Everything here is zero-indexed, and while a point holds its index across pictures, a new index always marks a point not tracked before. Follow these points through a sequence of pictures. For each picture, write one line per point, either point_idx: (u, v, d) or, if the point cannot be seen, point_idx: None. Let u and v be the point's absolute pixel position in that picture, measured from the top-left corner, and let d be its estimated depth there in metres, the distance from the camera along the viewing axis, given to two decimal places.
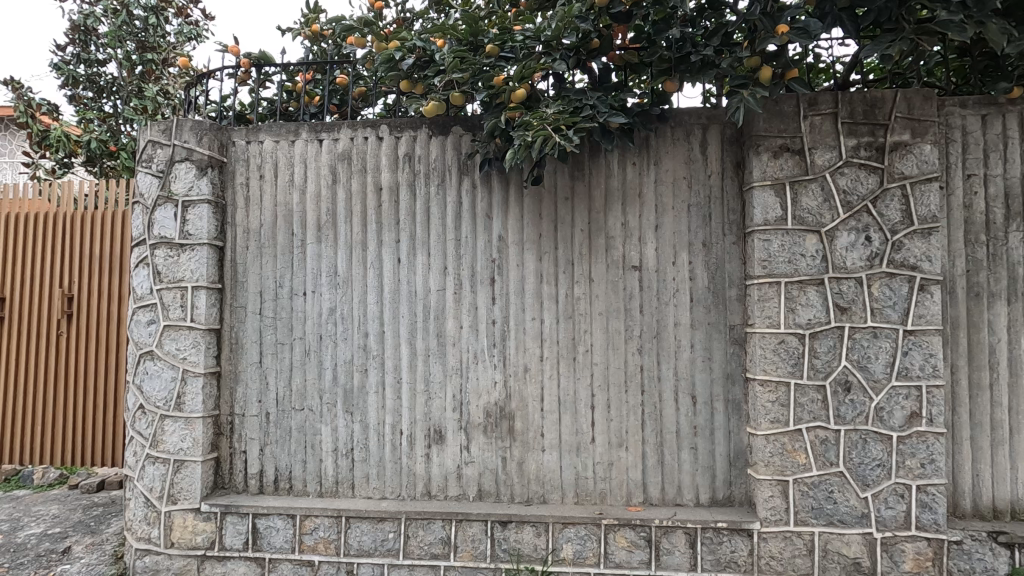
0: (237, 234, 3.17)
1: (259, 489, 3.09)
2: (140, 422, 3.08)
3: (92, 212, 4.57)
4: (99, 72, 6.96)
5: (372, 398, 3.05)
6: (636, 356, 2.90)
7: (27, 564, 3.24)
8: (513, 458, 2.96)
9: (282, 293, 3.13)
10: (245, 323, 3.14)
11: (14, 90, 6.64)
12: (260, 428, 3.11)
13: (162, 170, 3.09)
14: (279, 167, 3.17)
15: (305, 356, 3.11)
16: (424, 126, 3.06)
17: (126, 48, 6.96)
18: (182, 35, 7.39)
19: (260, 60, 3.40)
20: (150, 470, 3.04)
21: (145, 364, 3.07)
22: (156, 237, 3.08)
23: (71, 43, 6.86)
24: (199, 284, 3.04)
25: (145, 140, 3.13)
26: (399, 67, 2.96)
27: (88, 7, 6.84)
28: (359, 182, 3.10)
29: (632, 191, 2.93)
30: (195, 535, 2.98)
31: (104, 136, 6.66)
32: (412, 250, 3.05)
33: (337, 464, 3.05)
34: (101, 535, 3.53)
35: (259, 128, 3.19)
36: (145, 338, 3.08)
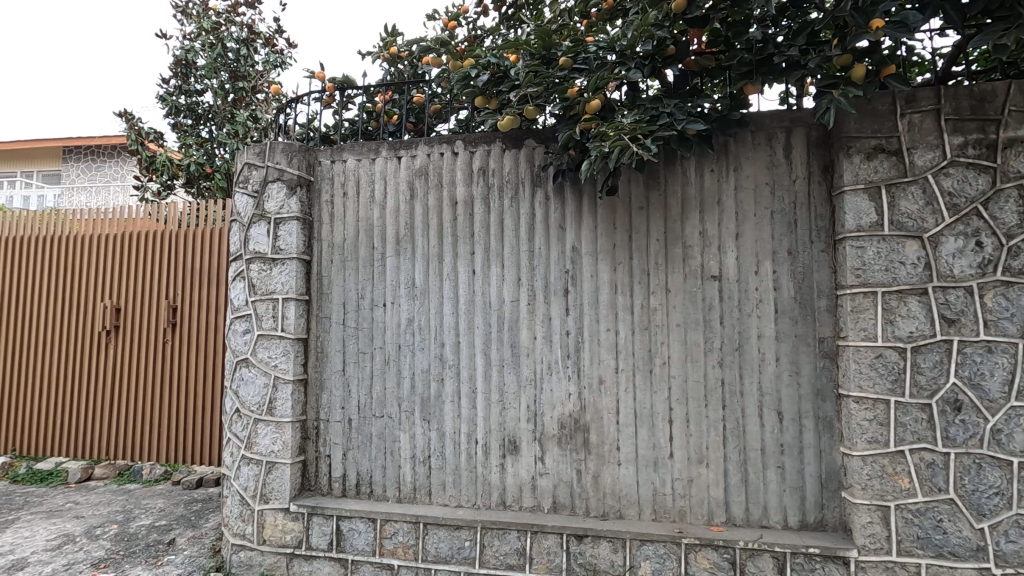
0: (322, 248, 3.34)
1: (341, 493, 3.23)
2: (236, 425, 3.30)
3: (195, 230, 4.99)
4: (197, 102, 7.60)
5: (448, 407, 3.11)
6: (716, 369, 2.80)
7: (139, 552, 3.54)
8: (588, 471, 2.92)
9: (364, 304, 3.27)
10: (330, 332, 3.30)
11: (127, 121, 7.39)
12: (343, 433, 3.25)
13: (256, 191, 3.33)
14: (360, 183, 3.33)
15: (385, 365, 3.22)
16: (498, 140, 3.11)
17: (221, 78, 7.58)
18: (269, 64, 7.96)
19: (344, 84, 3.60)
20: (245, 470, 3.25)
21: (241, 371, 3.30)
22: (251, 252, 3.31)
23: (174, 76, 7.52)
24: (289, 296, 3.24)
25: (242, 163, 3.38)
26: (473, 84, 3.04)
27: (188, 43, 7.51)
28: (436, 197, 3.19)
29: (710, 199, 2.84)
30: (284, 534, 3.15)
31: (201, 159, 7.29)
32: (487, 262, 3.10)
33: (415, 471, 3.14)
34: (201, 529, 3.81)
35: (343, 148, 3.36)
36: (241, 346, 3.31)
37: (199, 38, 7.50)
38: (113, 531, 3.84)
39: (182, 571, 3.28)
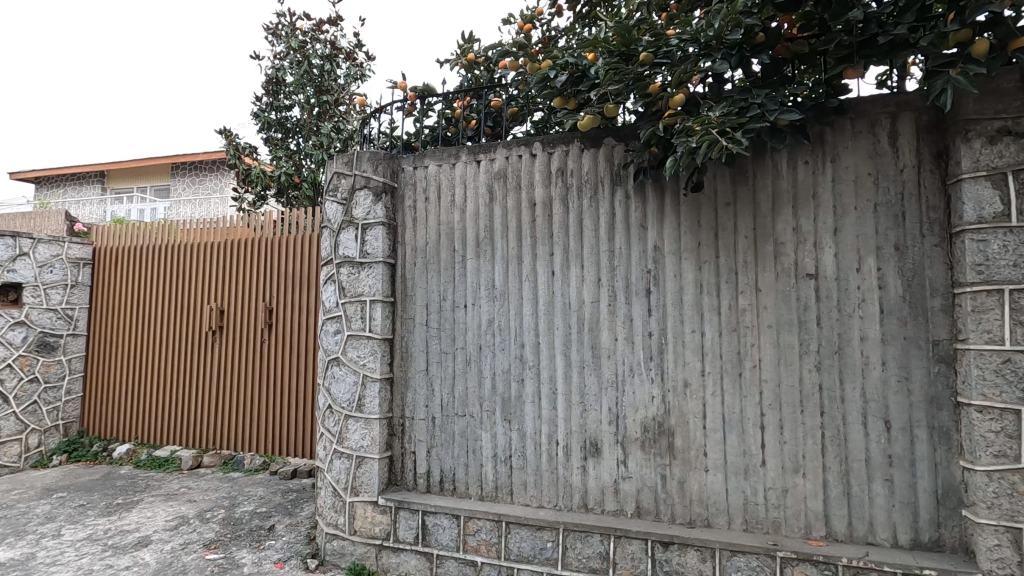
0: (406, 251, 3.47)
1: (426, 489, 3.33)
2: (329, 420, 3.49)
3: (290, 237, 5.32)
4: (286, 116, 8.12)
5: (529, 407, 3.13)
6: (813, 374, 2.64)
7: (244, 535, 3.82)
8: (673, 477, 2.84)
9: (445, 306, 3.35)
10: (414, 333, 3.41)
11: (226, 138, 8.02)
12: (427, 431, 3.35)
13: (345, 198, 3.50)
14: (441, 188, 3.42)
15: (466, 365, 3.29)
16: (576, 140, 3.09)
17: (307, 93, 8.06)
18: (350, 77, 8.37)
19: (425, 92, 3.71)
20: (337, 463, 3.43)
21: (332, 369, 3.49)
22: (341, 256, 3.49)
23: (266, 94, 8.08)
24: (376, 298, 3.38)
25: (332, 172, 3.57)
26: (552, 85, 3.05)
27: (278, 62, 8.05)
28: (514, 199, 3.22)
29: (804, 192, 2.68)
30: (373, 526, 3.29)
31: (290, 170, 7.79)
32: (566, 263, 3.09)
33: (497, 470, 3.18)
34: (297, 517, 4.06)
35: (425, 154, 3.47)
36: (332, 345, 3.50)
37: (288, 56, 8.01)
38: (221, 515, 4.18)
39: (282, 556, 3.51)
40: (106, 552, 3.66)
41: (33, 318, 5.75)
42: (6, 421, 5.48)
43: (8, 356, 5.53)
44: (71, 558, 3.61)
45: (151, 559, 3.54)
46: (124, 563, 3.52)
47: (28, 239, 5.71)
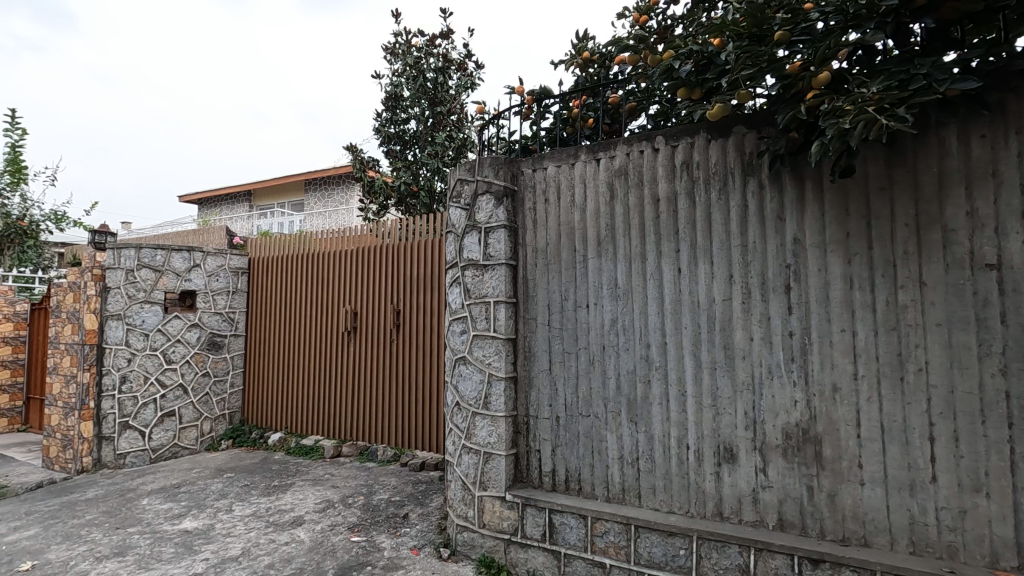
0: (527, 253, 3.53)
1: (551, 487, 3.36)
2: (456, 416, 3.66)
3: (417, 242, 5.62)
4: (404, 129, 8.63)
5: (657, 409, 3.04)
6: (997, 379, 2.28)
7: (382, 521, 4.11)
8: (822, 489, 2.61)
9: (567, 306, 3.36)
10: (536, 332, 3.47)
11: (353, 153, 8.71)
12: (551, 430, 3.38)
13: (468, 203, 3.65)
14: (560, 188, 3.43)
15: (589, 365, 3.27)
16: (702, 131, 2.95)
17: (422, 106, 8.51)
18: (461, 87, 8.70)
19: (542, 95, 3.76)
20: (465, 458, 3.57)
21: (460, 367, 3.65)
22: (466, 259, 3.64)
23: (386, 109, 8.64)
24: (499, 299, 3.48)
25: (456, 179, 3.74)
26: (676, 76, 2.93)
27: (396, 79, 8.57)
28: (636, 196, 3.15)
29: (980, 171, 2.33)
30: (501, 520, 3.38)
31: (409, 179, 8.29)
32: (693, 260, 2.96)
33: (624, 472, 3.12)
34: (428, 508, 4.29)
35: (543, 156, 3.50)
36: (459, 345, 3.66)
37: (404, 73, 8.51)
38: (361, 501, 4.54)
39: (417, 543, 3.73)
40: (269, 528, 4.13)
41: (204, 319, 6.64)
42: (187, 409, 6.39)
43: (187, 353, 6.45)
44: (241, 531, 4.11)
45: (305, 537, 3.93)
46: (284, 539, 3.94)
47: (200, 252, 6.61)
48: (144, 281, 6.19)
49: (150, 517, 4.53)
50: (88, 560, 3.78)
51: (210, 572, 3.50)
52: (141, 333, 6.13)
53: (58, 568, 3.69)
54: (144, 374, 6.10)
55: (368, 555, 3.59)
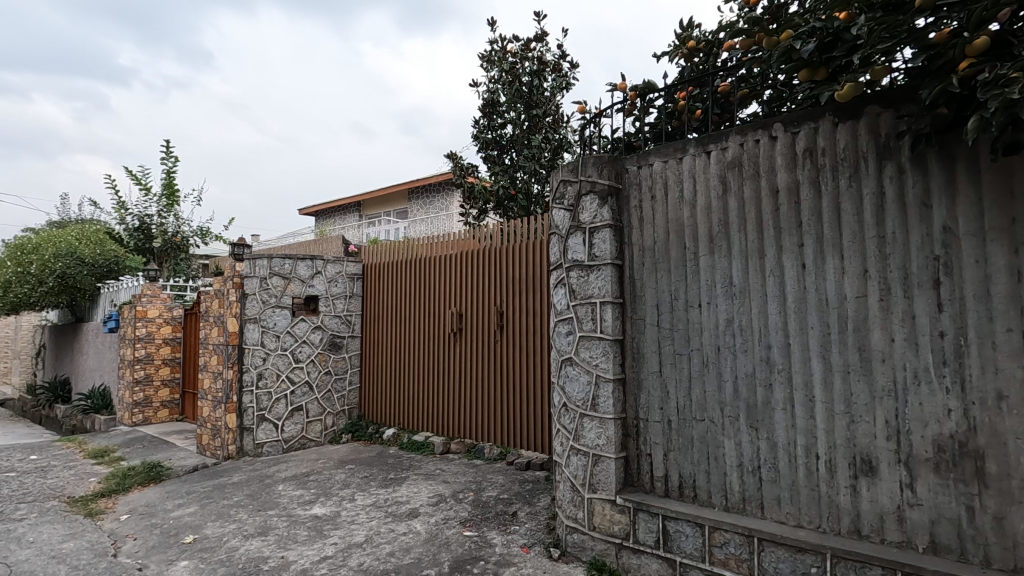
0: (634, 252, 3.45)
1: (664, 492, 3.25)
2: (564, 417, 3.66)
3: (520, 244, 5.70)
4: (501, 134, 8.80)
5: (780, 415, 2.84)
6: None
7: (492, 518, 4.22)
8: (985, 511, 2.29)
9: (678, 305, 3.25)
10: (645, 333, 3.38)
11: (453, 161, 9.03)
12: (663, 434, 3.28)
13: (572, 204, 3.65)
14: (668, 184, 3.32)
15: (703, 368, 3.14)
16: (828, 114, 2.72)
17: (518, 110, 8.64)
18: (556, 88, 8.73)
19: (645, 90, 3.66)
20: (574, 459, 3.56)
21: (566, 368, 3.65)
22: (571, 260, 3.64)
23: (483, 116, 8.86)
24: (605, 300, 3.43)
25: (559, 180, 3.75)
26: (797, 57, 2.72)
27: (493, 85, 8.75)
28: (752, 188, 2.97)
29: None
30: (613, 524, 3.34)
31: (507, 182, 8.45)
32: (820, 254, 2.74)
33: (744, 481, 2.95)
34: (536, 507, 4.34)
35: (649, 152, 3.41)
36: (565, 346, 3.67)
37: (500, 79, 8.67)
38: (471, 497, 4.69)
39: (527, 542, 3.78)
40: (388, 518, 4.39)
41: (326, 322, 7.21)
42: (312, 404, 6.97)
43: (311, 352, 7.03)
44: (364, 519, 4.41)
45: (421, 528, 4.13)
46: (402, 529, 4.16)
47: (321, 260, 7.18)
48: (275, 288, 6.86)
49: (286, 501, 5.00)
50: (237, 537, 4.25)
51: (339, 556, 3.80)
52: (273, 334, 6.79)
53: (214, 542, 4.18)
54: (277, 372, 6.76)
55: (481, 550, 3.70)
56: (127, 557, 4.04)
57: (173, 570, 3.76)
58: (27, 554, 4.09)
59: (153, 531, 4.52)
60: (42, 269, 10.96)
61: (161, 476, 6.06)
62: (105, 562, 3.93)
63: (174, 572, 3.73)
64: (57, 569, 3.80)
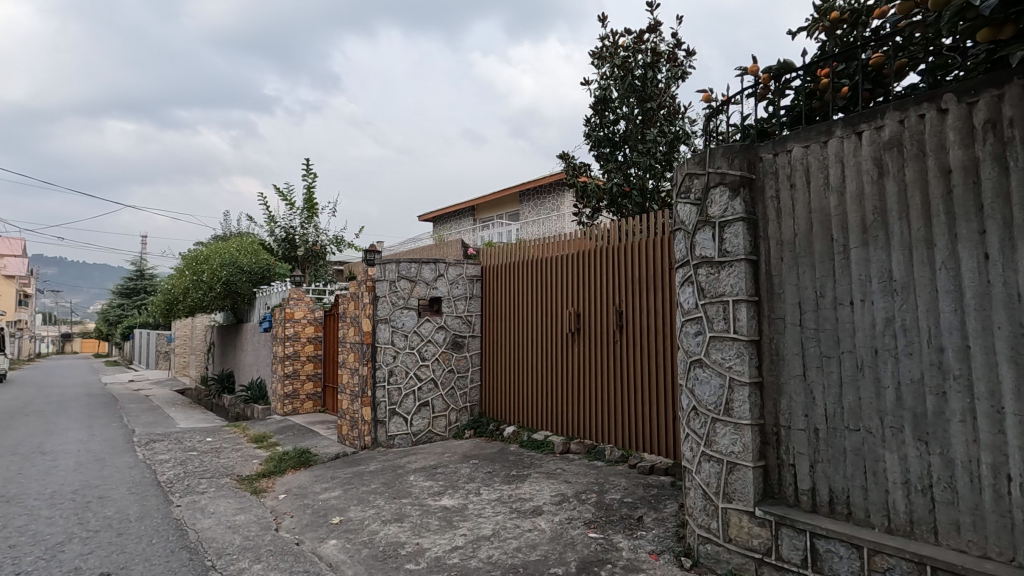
0: (771, 246, 3.21)
1: (812, 507, 2.98)
2: (694, 421, 3.49)
3: (639, 241, 5.55)
4: (613, 130, 8.65)
5: (957, 428, 2.48)
6: None
7: (617, 521, 4.14)
8: None
9: (824, 304, 2.96)
10: (785, 334, 3.13)
11: (565, 161, 9.03)
12: (809, 443, 3.01)
13: (699, 198, 3.48)
14: (811, 171, 3.04)
15: (857, 372, 2.83)
16: (1016, 78, 2.33)
17: (631, 105, 8.43)
18: (671, 79, 8.41)
19: (781, 70, 3.40)
20: (706, 466, 3.38)
21: (696, 370, 3.48)
22: (699, 257, 3.47)
23: (595, 113, 8.75)
24: (739, 298, 3.23)
25: (685, 174, 3.60)
26: (974, 15, 2.36)
27: (604, 82, 8.61)
28: (916, 170, 2.62)
29: None
30: (752, 537, 3.12)
31: (620, 180, 8.28)
32: (1007, 242, 2.35)
33: (911, 501, 2.62)
34: (663, 513, 4.20)
35: (787, 138, 3.15)
36: (694, 347, 3.50)
37: (612, 75, 8.50)
38: (594, 499, 4.65)
39: (656, 548, 3.66)
40: (514, 514, 4.49)
41: (449, 322, 7.55)
42: (437, 400, 7.35)
43: (436, 351, 7.41)
44: (490, 513, 4.55)
45: (546, 527, 4.17)
46: (528, 525, 4.23)
47: (443, 264, 7.54)
48: (403, 291, 7.33)
49: (417, 491, 5.31)
50: (377, 522, 4.59)
51: (469, 547, 3.95)
52: (402, 333, 7.26)
53: (358, 525, 4.55)
54: (406, 369, 7.22)
55: (608, 553, 3.65)
56: (287, 533, 4.53)
57: (325, 548, 4.15)
58: (209, 523, 4.75)
59: (306, 510, 5.03)
60: (211, 277, 12.60)
61: (309, 461, 6.72)
62: (269, 535, 4.44)
63: (326, 550, 4.12)
64: (233, 538, 4.36)
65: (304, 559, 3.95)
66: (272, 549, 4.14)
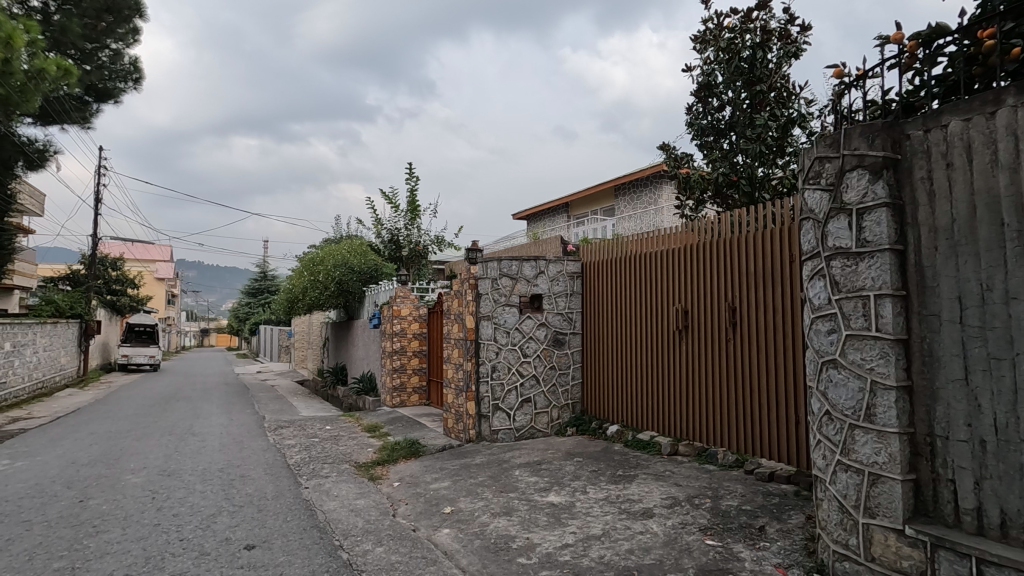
0: (921, 234, 2.86)
1: (977, 529, 2.63)
2: (827, 427, 3.21)
3: (755, 234, 5.20)
4: (718, 118, 8.20)
5: None
6: None
7: (736, 530, 3.92)
8: None
9: (992, 298, 2.59)
10: (941, 333, 2.78)
11: (666, 152, 8.71)
12: (973, 457, 2.65)
13: (832, 183, 3.20)
14: (973, 147, 2.67)
15: None
16: None
17: (738, 89, 7.93)
18: (783, 58, 7.76)
19: (932, 36, 3.03)
20: (843, 477, 3.09)
21: (829, 372, 3.20)
22: (832, 248, 3.18)
23: (697, 101, 8.33)
24: (882, 292, 2.91)
25: (814, 158, 3.32)
26: None
27: (708, 67, 8.16)
28: None
29: None
30: (900, 558, 2.81)
31: (727, 169, 7.80)
32: None
33: None
34: (788, 524, 3.91)
35: (941, 111, 2.80)
36: (827, 346, 3.22)
37: (717, 59, 8.03)
38: (708, 504, 4.43)
39: (782, 561, 3.42)
40: (623, 515, 4.39)
41: (550, 319, 7.55)
42: (539, 396, 7.39)
43: (537, 348, 7.44)
44: (599, 513, 4.49)
45: (659, 530, 4.04)
46: (639, 528, 4.12)
47: (544, 261, 7.54)
48: (504, 288, 7.44)
49: (523, 486, 5.36)
50: (487, 514, 4.70)
51: (580, 545, 3.92)
52: (504, 330, 7.38)
53: (468, 516, 4.69)
54: (508, 365, 7.34)
55: (728, 563, 3.47)
56: (403, 519, 4.77)
57: (439, 536, 4.32)
58: (334, 505, 5.12)
59: (419, 499, 5.27)
60: (326, 277, 13.61)
61: (419, 452, 7.04)
62: (388, 520, 4.70)
63: (440, 538, 4.28)
64: (356, 521, 4.66)
65: (421, 546, 4.13)
66: (392, 534, 4.38)
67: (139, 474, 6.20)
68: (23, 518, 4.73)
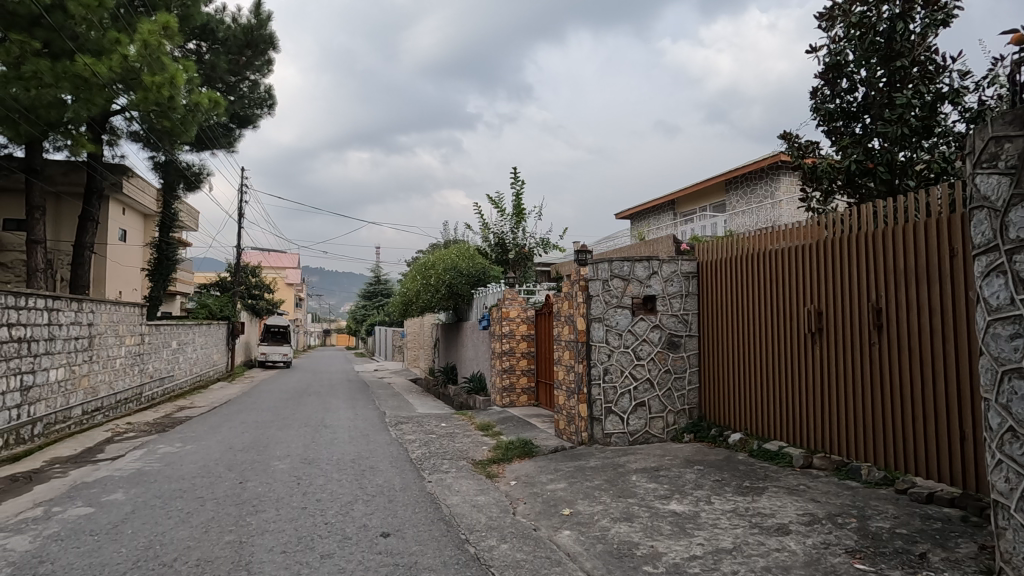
0: None
1: None
2: (1011, 446, 2.80)
3: (901, 227, 4.68)
4: (849, 100, 7.47)
5: None
6: None
7: (890, 555, 3.54)
8: None
9: None
10: None
11: (788, 141, 8.09)
12: None
13: (1013, 166, 2.80)
14: None
15: None
16: None
17: (873, 67, 7.16)
18: (929, 28, 6.88)
19: None
20: None
21: (1013, 382, 2.79)
22: (1014, 240, 2.78)
23: (824, 83, 7.62)
24: None
25: (987, 138, 2.93)
26: None
27: (837, 46, 7.43)
28: None
29: None
30: None
31: (861, 156, 7.05)
32: None
33: None
34: (956, 553, 3.46)
35: None
36: (1008, 352, 2.81)
37: (847, 36, 7.28)
38: (854, 524, 4.04)
39: None
40: (755, 530, 4.14)
41: (664, 322, 7.31)
42: (654, 401, 7.19)
43: (651, 351, 7.24)
44: (727, 525, 4.26)
45: (798, 549, 3.75)
46: (774, 545, 3.86)
47: (657, 261, 7.33)
48: (616, 289, 7.31)
49: (642, 492, 5.24)
50: (607, 518, 4.65)
51: (709, 558, 3.75)
52: (616, 332, 7.25)
53: (588, 519, 4.67)
54: (621, 368, 7.20)
55: None
56: (524, 518, 4.86)
57: (561, 537, 4.34)
58: (457, 500, 5.34)
59: (537, 499, 5.34)
60: (437, 280, 14.22)
61: (533, 452, 7.13)
62: (509, 518, 4.82)
63: (562, 539, 4.30)
64: (479, 517, 4.83)
65: (544, 546, 4.18)
66: (514, 532, 4.47)
67: (285, 461, 6.88)
68: (197, 494, 5.44)
